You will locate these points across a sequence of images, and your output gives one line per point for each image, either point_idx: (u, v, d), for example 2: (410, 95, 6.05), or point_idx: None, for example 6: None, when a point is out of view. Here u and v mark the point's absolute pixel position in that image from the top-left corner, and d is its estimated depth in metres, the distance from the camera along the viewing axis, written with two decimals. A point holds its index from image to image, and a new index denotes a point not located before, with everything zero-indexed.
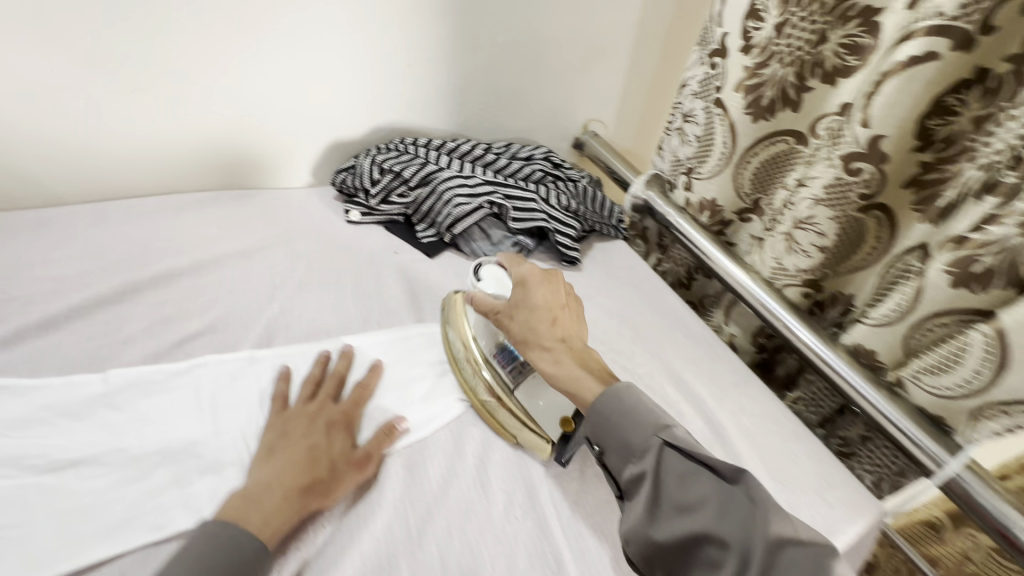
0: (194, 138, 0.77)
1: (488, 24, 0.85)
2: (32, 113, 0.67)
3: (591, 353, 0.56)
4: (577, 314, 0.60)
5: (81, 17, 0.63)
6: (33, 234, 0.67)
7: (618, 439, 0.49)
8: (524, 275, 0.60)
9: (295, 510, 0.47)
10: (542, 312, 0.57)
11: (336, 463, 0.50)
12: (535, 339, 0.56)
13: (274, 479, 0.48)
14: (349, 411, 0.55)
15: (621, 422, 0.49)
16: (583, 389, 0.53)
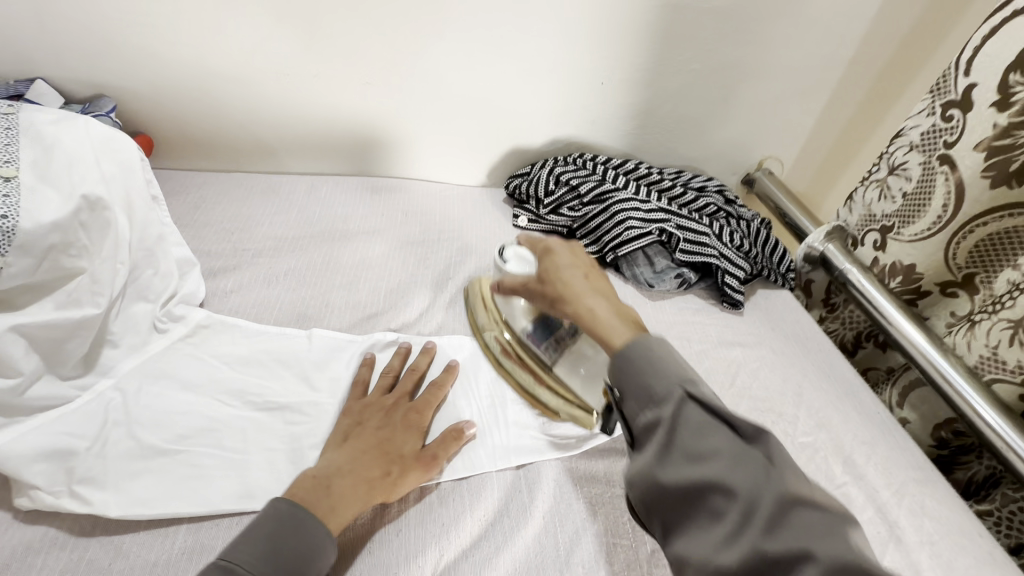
0: (400, 131, 0.82)
1: (688, 50, 0.83)
2: (281, 94, 0.75)
3: (602, 287, 0.50)
4: (605, 275, 0.52)
5: (342, 16, 0.69)
6: (265, 197, 0.77)
7: (640, 384, 0.40)
8: (550, 248, 0.55)
9: (363, 503, 0.46)
10: (552, 273, 0.52)
11: (404, 461, 0.50)
12: (559, 300, 0.51)
13: (347, 467, 0.48)
14: (421, 407, 0.55)
15: (648, 372, 0.40)
16: (605, 321, 0.46)
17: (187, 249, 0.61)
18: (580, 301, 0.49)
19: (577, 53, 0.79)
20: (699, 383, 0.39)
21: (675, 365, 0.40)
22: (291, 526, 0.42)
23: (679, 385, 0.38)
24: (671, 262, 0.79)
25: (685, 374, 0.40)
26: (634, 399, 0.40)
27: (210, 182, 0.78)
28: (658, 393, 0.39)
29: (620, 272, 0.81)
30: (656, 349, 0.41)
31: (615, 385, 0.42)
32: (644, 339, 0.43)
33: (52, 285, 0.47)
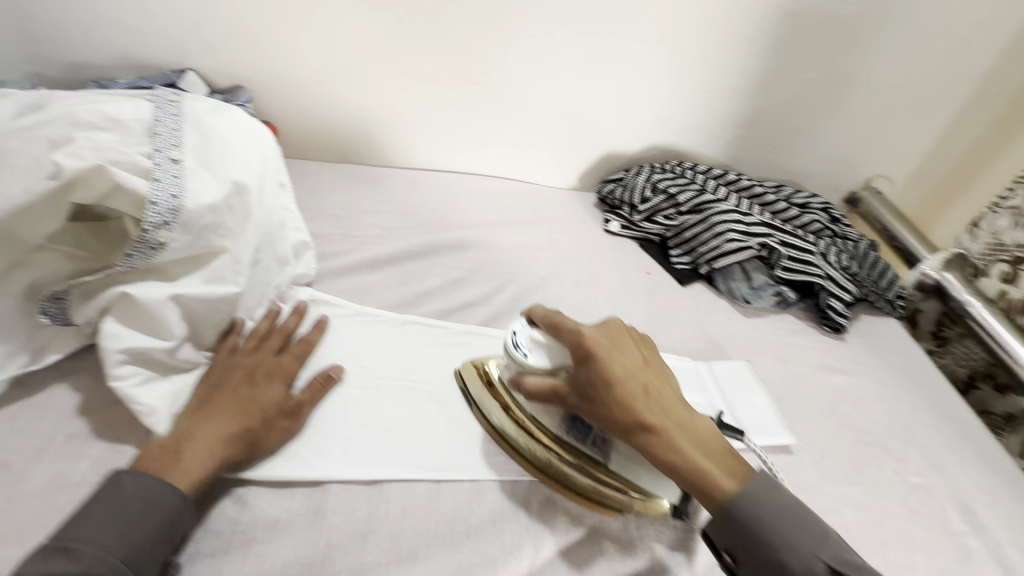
0: (500, 132, 0.84)
1: (805, 60, 0.79)
2: (393, 91, 0.78)
3: (679, 405, 0.45)
4: (673, 392, 0.46)
5: (465, 20, 0.71)
6: (369, 188, 0.81)
7: (763, 551, 0.40)
8: (595, 341, 0.45)
9: (218, 459, 0.44)
10: (612, 391, 0.43)
11: (267, 413, 0.48)
12: (629, 429, 0.43)
13: (202, 426, 0.45)
14: (285, 361, 0.52)
15: (772, 527, 0.40)
16: (698, 459, 0.42)
17: (304, 234, 0.63)
18: (675, 447, 0.42)
19: (687, 60, 0.78)
20: (833, 543, 0.40)
21: (794, 521, 0.40)
22: (139, 497, 0.40)
23: (820, 560, 0.38)
24: (769, 279, 0.76)
25: (819, 540, 0.40)
26: (761, 567, 0.40)
27: (320, 172, 0.82)
28: (796, 566, 0.39)
29: (713, 285, 0.79)
30: (781, 496, 0.41)
31: (727, 543, 0.42)
32: (757, 484, 0.42)
33: (200, 258, 0.51)
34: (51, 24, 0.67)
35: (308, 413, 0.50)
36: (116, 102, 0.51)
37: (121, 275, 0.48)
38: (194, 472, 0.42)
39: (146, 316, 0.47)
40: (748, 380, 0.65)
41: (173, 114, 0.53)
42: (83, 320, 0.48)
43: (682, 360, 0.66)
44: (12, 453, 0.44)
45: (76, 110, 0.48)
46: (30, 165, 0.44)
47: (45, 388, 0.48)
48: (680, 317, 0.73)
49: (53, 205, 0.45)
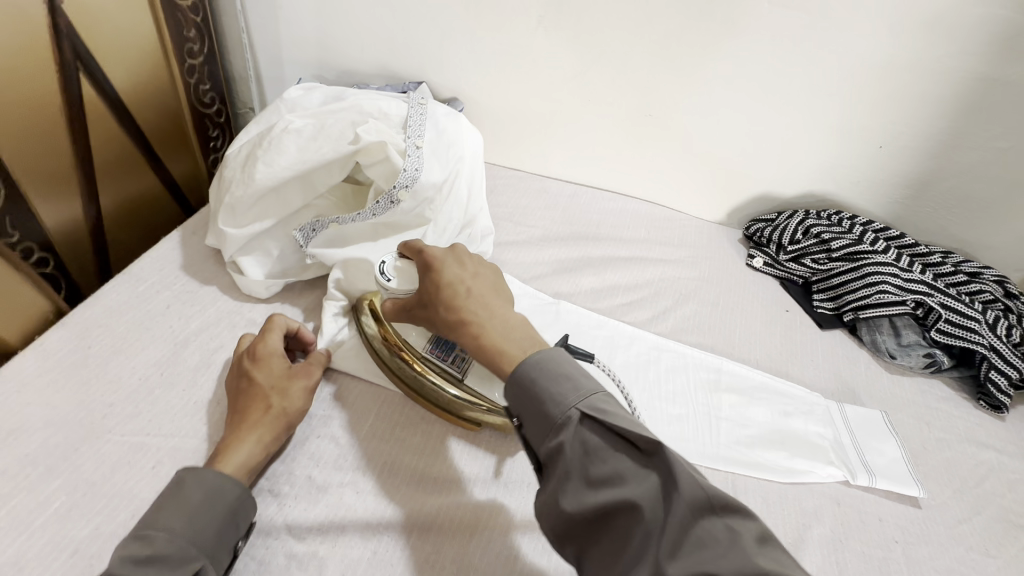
0: (660, 161, 0.93)
1: (999, 126, 0.77)
2: (576, 116, 0.91)
3: (500, 301, 0.50)
4: (497, 292, 0.51)
5: (653, 62, 0.82)
6: (537, 195, 0.94)
7: (535, 410, 0.42)
8: (437, 259, 0.52)
9: (264, 445, 0.47)
10: (442, 292, 0.50)
11: (272, 395, 0.49)
12: (454, 324, 0.48)
13: (235, 434, 0.47)
14: (259, 345, 0.52)
15: (548, 383, 0.42)
16: (503, 344, 0.46)
17: (489, 222, 0.73)
18: (485, 336, 0.46)
19: (859, 114, 0.81)
20: (596, 399, 0.41)
21: (578, 385, 0.42)
22: (206, 492, 0.42)
23: (575, 406, 0.41)
24: (922, 339, 0.75)
25: (579, 391, 0.42)
26: (533, 426, 0.42)
27: (500, 176, 0.98)
28: (554, 414, 0.41)
29: (857, 335, 0.78)
30: (557, 364, 0.43)
31: (514, 408, 0.43)
32: (539, 358, 0.44)
33: (409, 228, 0.65)
34: (341, 39, 0.90)
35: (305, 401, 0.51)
36: (386, 101, 0.69)
37: (357, 229, 0.63)
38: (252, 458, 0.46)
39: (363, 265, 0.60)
40: (883, 428, 0.65)
41: (421, 113, 0.69)
42: (314, 250, 0.61)
43: (814, 395, 0.67)
44: None
45: (364, 104, 0.67)
46: (337, 136, 0.61)
47: (303, 294, 0.65)
48: (816, 357, 0.74)
49: (343, 163, 0.61)
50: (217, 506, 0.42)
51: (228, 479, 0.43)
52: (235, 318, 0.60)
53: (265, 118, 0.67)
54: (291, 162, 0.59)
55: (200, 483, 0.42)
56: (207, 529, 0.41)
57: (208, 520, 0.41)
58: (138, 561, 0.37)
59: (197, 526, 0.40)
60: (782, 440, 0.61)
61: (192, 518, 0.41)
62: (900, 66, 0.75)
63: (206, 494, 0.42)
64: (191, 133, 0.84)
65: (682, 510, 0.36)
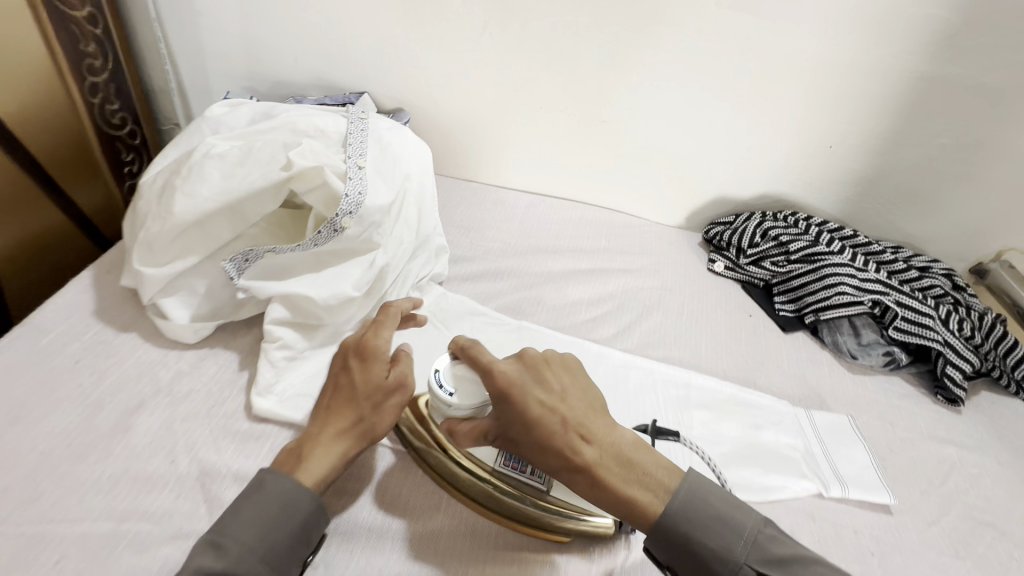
0: (616, 167, 0.91)
1: (941, 124, 0.79)
2: (530, 124, 0.87)
3: (603, 425, 0.46)
4: (597, 412, 0.47)
5: (606, 68, 0.79)
6: (493, 207, 0.90)
7: (692, 558, 0.42)
8: (512, 381, 0.46)
9: (337, 451, 0.45)
10: (537, 431, 0.45)
11: (371, 399, 0.47)
12: (561, 469, 0.45)
13: (320, 429, 0.46)
14: (370, 339, 0.50)
15: (701, 530, 0.42)
16: (627, 490, 0.43)
17: (444, 240, 0.72)
18: (608, 486, 0.44)
19: (811, 116, 0.81)
20: (756, 542, 0.42)
21: (737, 530, 0.43)
22: (273, 503, 0.41)
23: (745, 558, 0.42)
24: (880, 338, 0.75)
25: (736, 537, 0.42)
26: (693, 570, 0.42)
27: (453, 188, 0.93)
28: (726, 565, 0.42)
29: (818, 336, 0.78)
30: (707, 504, 0.43)
31: (662, 555, 0.44)
32: (683, 492, 0.43)
33: (358, 254, 0.59)
34: (270, 48, 0.83)
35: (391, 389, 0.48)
36: (322, 116, 0.64)
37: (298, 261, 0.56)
38: (323, 467, 0.44)
39: (304, 301, 0.55)
40: (849, 433, 0.65)
41: (362, 129, 0.64)
42: (248, 282, 0.54)
43: (781, 404, 0.66)
44: (214, 383, 0.54)
45: (297, 121, 0.62)
46: (268, 160, 0.55)
47: (237, 335, 0.58)
48: (782, 362, 0.74)
49: (277, 189, 0.55)
50: (288, 521, 0.41)
51: (302, 486, 0.42)
52: (157, 370, 0.53)
53: (184, 141, 0.60)
54: (212, 192, 0.53)
55: (278, 489, 0.42)
56: (278, 544, 0.40)
57: (278, 530, 0.40)
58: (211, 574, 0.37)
59: (269, 541, 0.40)
60: (753, 456, 0.60)
61: (262, 525, 0.40)
62: (848, 67, 0.75)
63: (281, 499, 0.42)
64: (102, 161, 0.78)
65: None
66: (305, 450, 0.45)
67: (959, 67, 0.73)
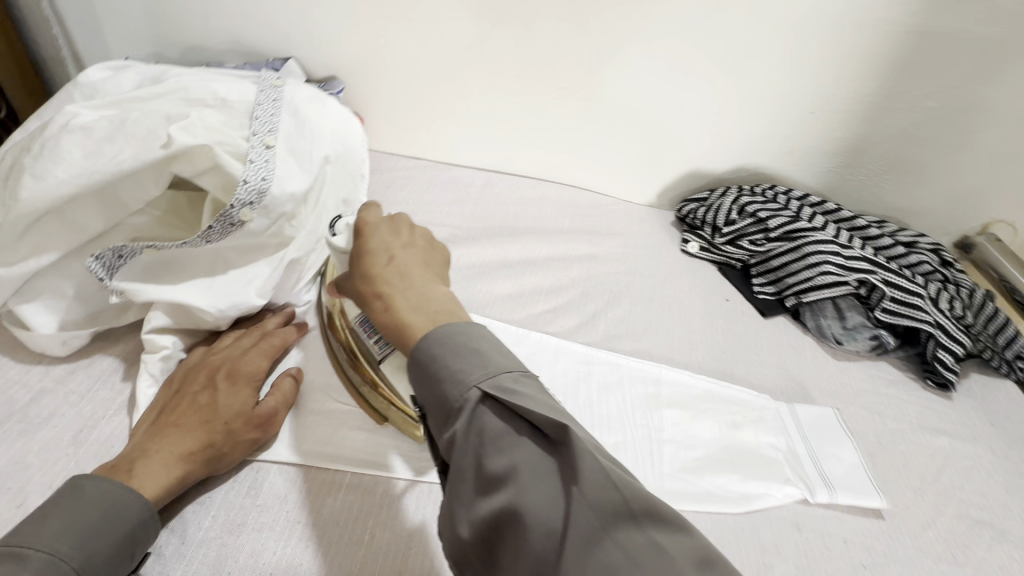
0: (580, 140, 0.82)
1: (929, 85, 0.72)
2: (482, 94, 0.78)
3: (430, 278, 0.41)
4: (431, 270, 0.42)
5: (563, 27, 0.70)
6: (444, 187, 0.81)
7: (432, 393, 0.35)
8: (367, 222, 0.43)
9: (180, 467, 0.38)
10: (360, 260, 0.41)
11: (231, 425, 0.41)
12: (367, 297, 0.40)
13: (160, 438, 0.39)
14: (247, 364, 0.45)
15: (448, 359, 0.35)
16: (411, 320, 0.38)
17: None
18: (395, 310, 0.38)
19: (793, 77, 0.73)
20: (511, 381, 0.34)
21: (484, 360, 0.35)
22: (97, 512, 0.34)
23: (475, 384, 0.34)
24: (866, 320, 0.69)
25: (489, 370, 0.34)
26: (433, 413, 0.35)
27: (398, 167, 0.83)
28: (452, 399, 0.34)
29: (801, 321, 0.72)
30: (472, 339, 0.36)
31: (416, 393, 0.37)
32: (477, 335, 0.36)
33: (266, 250, 0.50)
34: (176, 7, 0.71)
35: (275, 416, 0.44)
36: (225, 81, 0.53)
37: (185, 259, 0.47)
38: (163, 480, 0.37)
39: (188, 310, 0.46)
40: (837, 429, 0.59)
41: (275, 98, 0.54)
42: (121, 285, 0.45)
43: (762, 399, 0.59)
44: (86, 403, 0.44)
45: (191, 87, 0.51)
46: (145, 135, 0.45)
47: (122, 344, 0.48)
48: (761, 352, 0.67)
49: (158, 171, 0.45)
50: (117, 531, 0.34)
51: (134, 496, 0.35)
52: (14, 391, 0.44)
53: (47, 111, 0.50)
54: (70, 172, 0.43)
55: (109, 496, 0.35)
56: (103, 549, 0.33)
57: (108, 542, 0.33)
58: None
59: (88, 551, 0.33)
60: (732, 460, 0.53)
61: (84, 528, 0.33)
62: (831, 22, 0.67)
63: (110, 509, 0.34)
64: None
65: (585, 515, 0.28)
66: (141, 458, 0.38)
67: (951, 20, 0.66)
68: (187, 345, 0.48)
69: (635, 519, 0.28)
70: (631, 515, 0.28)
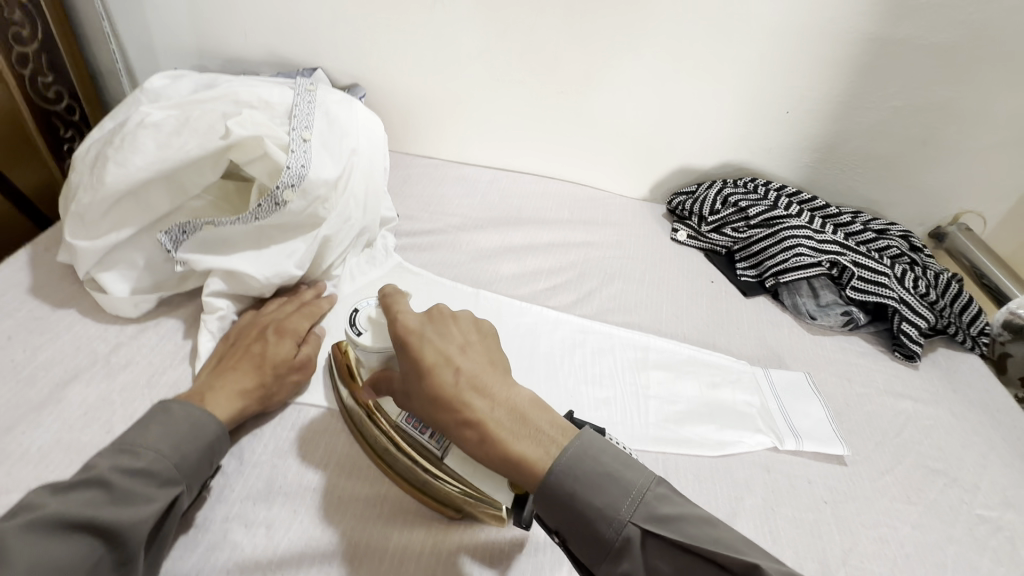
0: (578, 139, 0.90)
1: (893, 86, 0.79)
2: (489, 99, 0.86)
3: (504, 383, 0.43)
4: (495, 368, 0.44)
5: (561, 38, 0.79)
6: (455, 183, 0.89)
7: (585, 531, 0.38)
8: (412, 333, 0.44)
9: (240, 400, 0.46)
10: (428, 383, 0.42)
11: (278, 369, 0.49)
12: (453, 426, 0.41)
13: (222, 378, 0.47)
14: (289, 322, 0.53)
15: (586, 493, 0.38)
16: (517, 448, 0.39)
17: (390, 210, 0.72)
18: (497, 438, 0.39)
19: (770, 80, 0.81)
20: (651, 504, 0.38)
21: (626, 487, 0.38)
22: (178, 428, 0.42)
23: (633, 522, 0.37)
24: (838, 298, 0.76)
25: (630, 500, 0.38)
26: (584, 547, 0.38)
27: (413, 166, 0.92)
28: (609, 537, 0.37)
29: (779, 300, 0.79)
30: (594, 463, 0.39)
31: (553, 522, 0.39)
32: (576, 447, 0.39)
33: (302, 228, 0.58)
34: (218, 23, 0.81)
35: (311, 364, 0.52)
36: (267, 87, 0.63)
37: (236, 237, 0.55)
38: (229, 408, 0.45)
39: (239, 276, 0.55)
40: (808, 391, 0.65)
41: (309, 100, 0.63)
42: (185, 256, 0.53)
43: (740, 365, 0.66)
44: (155, 354, 0.52)
45: (240, 91, 0.60)
46: (205, 130, 0.53)
47: (181, 308, 0.57)
48: (742, 326, 0.74)
49: (215, 159, 0.53)
50: (194, 444, 0.42)
51: (206, 418, 0.43)
52: (96, 344, 0.52)
53: (120, 112, 0.59)
54: (146, 160, 0.52)
55: (187, 415, 0.43)
56: (188, 457, 0.41)
57: (188, 451, 0.41)
58: (129, 471, 0.38)
59: (172, 457, 0.41)
60: (710, 414, 0.60)
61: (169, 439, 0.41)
62: (800, 31, 0.75)
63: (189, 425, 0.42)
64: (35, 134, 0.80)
65: None
66: (208, 392, 0.46)
67: (909, 27, 0.74)
68: (237, 309, 0.56)
69: None
70: None
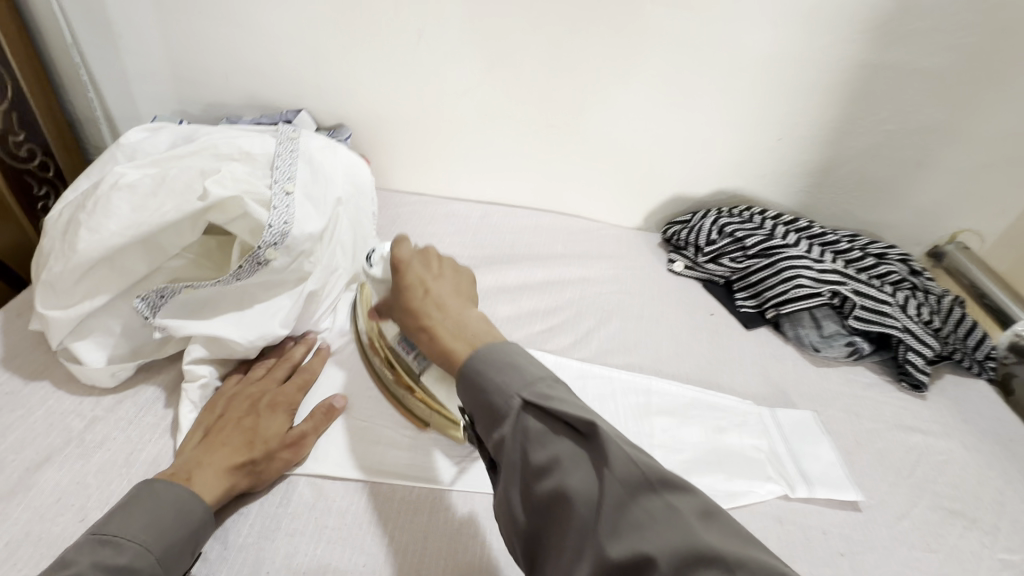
0: (569, 171, 0.89)
1: (885, 109, 0.79)
2: (477, 134, 0.85)
3: (463, 304, 0.48)
4: (461, 297, 0.49)
5: (548, 73, 0.78)
6: (446, 220, 0.87)
7: (482, 404, 0.40)
8: (402, 258, 0.50)
9: (228, 480, 0.44)
10: (402, 295, 0.48)
11: (270, 444, 0.46)
12: (413, 330, 0.47)
13: (209, 455, 0.45)
14: (280, 394, 0.51)
15: (493, 373, 0.40)
16: (453, 345, 0.44)
17: None
18: (438, 339, 0.45)
19: (760, 109, 0.80)
20: (549, 387, 0.39)
21: (523, 372, 0.40)
22: (156, 520, 0.39)
23: (517, 393, 0.39)
24: (841, 328, 0.74)
25: (525, 380, 0.39)
26: (482, 420, 0.40)
27: (402, 203, 0.90)
28: (498, 405, 0.39)
29: (781, 331, 0.77)
30: (506, 354, 0.42)
31: (468, 404, 0.42)
32: (504, 348, 0.43)
33: (288, 285, 0.56)
34: (197, 69, 0.79)
35: (308, 439, 0.49)
36: (248, 137, 0.61)
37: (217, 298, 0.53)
38: (216, 489, 0.43)
39: (220, 342, 0.52)
40: (816, 430, 0.63)
41: (292, 148, 0.60)
42: (163, 321, 0.50)
43: (745, 405, 0.64)
44: (133, 428, 0.49)
45: (219, 144, 0.58)
46: (183, 190, 0.51)
47: (162, 374, 0.54)
48: (744, 362, 0.72)
49: (195, 221, 0.51)
50: (172, 536, 0.39)
51: (186, 507, 0.41)
52: (70, 420, 0.49)
53: (95, 171, 0.57)
54: (121, 225, 0.49)
55: (165, 506, 0.40)
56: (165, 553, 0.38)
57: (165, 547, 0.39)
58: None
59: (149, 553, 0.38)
60: (718, 461, 0.58)
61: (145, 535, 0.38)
62: (788, 60, 0.75)
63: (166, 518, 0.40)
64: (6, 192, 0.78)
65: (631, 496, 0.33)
66: (195, 471, 0.44)
67: (899, 52, 0.73)
68: (220, 374, 0.54)
69: (652, 486, 0.33)
70: (650, 483, 0.33)
